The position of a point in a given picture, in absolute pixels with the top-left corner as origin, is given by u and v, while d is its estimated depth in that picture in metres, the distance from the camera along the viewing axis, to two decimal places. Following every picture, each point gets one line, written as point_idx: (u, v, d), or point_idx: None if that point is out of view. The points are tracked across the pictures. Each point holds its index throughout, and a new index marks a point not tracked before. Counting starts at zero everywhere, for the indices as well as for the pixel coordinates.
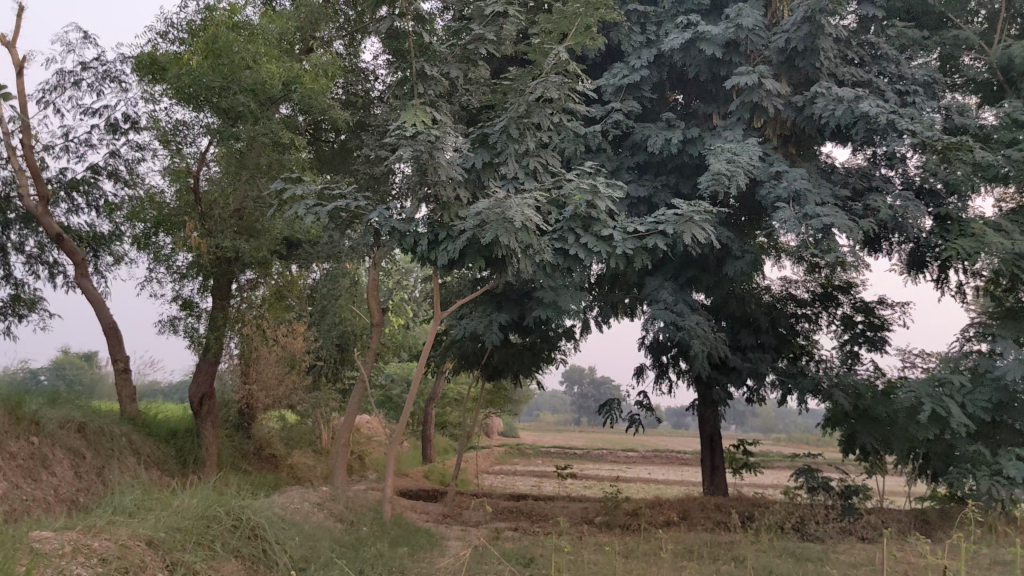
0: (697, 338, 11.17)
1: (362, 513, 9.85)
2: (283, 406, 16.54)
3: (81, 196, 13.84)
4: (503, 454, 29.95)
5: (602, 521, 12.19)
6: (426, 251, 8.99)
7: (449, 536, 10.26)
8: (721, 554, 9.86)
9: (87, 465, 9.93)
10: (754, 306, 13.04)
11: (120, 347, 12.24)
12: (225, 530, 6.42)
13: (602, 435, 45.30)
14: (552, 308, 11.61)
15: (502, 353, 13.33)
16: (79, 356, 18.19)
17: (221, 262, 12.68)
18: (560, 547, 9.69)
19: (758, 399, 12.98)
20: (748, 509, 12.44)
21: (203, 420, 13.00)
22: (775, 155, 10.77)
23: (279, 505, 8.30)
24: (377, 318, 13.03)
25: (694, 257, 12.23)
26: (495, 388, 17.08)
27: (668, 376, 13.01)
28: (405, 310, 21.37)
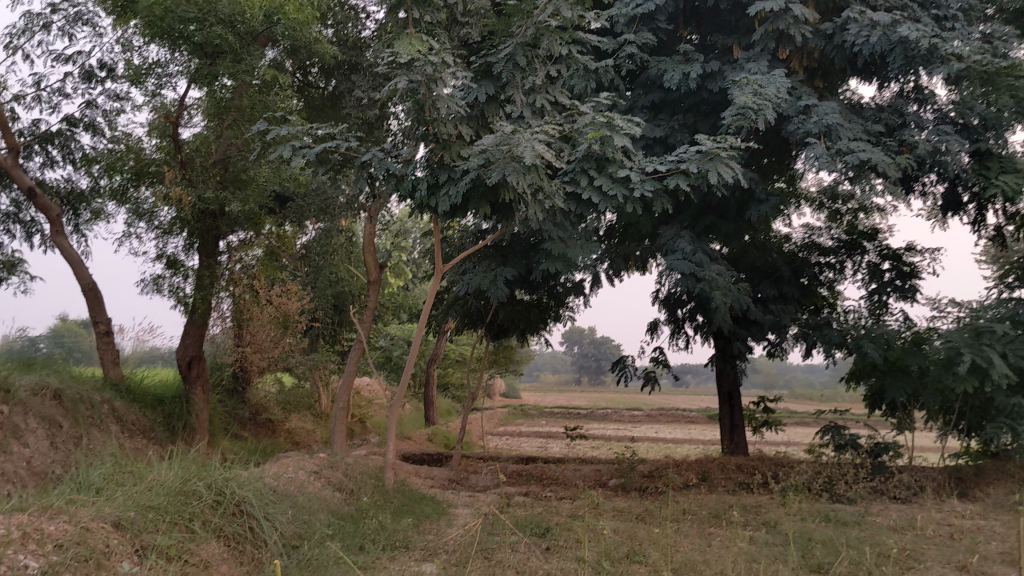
0: (719, 289, 10.40)
1: (362, 480, 9.13)
2: (279, 370, 15.83)
3: (57, 149, 13.02)
4: (506, 417, 29.28)
5: (617, 484, 11.50)
6: (426, 197, 8.17)
7: (456, 504, 9.56)
8: (749, 519, 9.17)
9: (64, 435, 9.20)
10: (774, 256, 12.26)
11: (101, 309, 11.48)
12: (206, 508, 5.70)
13: (605, 395, 44.75)
14: (561, 261, 10.85)
15: (507, 312, 12.49)
16: (75, 323, 17.51)
17: (207, 216, 11.90)
18: (578, 514, 8.99)
19: (780, 354, 12.23)
20: (772, 469, 11.73)
21: (193, 385, 12.27)
22: (803, 88, 9.98)
23: (271, 477, 7.57)
24: (374, 275, 12.24)
25: (712, 204, 11.42)
26: (500, 347, 16.37)
27: (684, 331, 12.24)
28: (404, 269, 20.61)
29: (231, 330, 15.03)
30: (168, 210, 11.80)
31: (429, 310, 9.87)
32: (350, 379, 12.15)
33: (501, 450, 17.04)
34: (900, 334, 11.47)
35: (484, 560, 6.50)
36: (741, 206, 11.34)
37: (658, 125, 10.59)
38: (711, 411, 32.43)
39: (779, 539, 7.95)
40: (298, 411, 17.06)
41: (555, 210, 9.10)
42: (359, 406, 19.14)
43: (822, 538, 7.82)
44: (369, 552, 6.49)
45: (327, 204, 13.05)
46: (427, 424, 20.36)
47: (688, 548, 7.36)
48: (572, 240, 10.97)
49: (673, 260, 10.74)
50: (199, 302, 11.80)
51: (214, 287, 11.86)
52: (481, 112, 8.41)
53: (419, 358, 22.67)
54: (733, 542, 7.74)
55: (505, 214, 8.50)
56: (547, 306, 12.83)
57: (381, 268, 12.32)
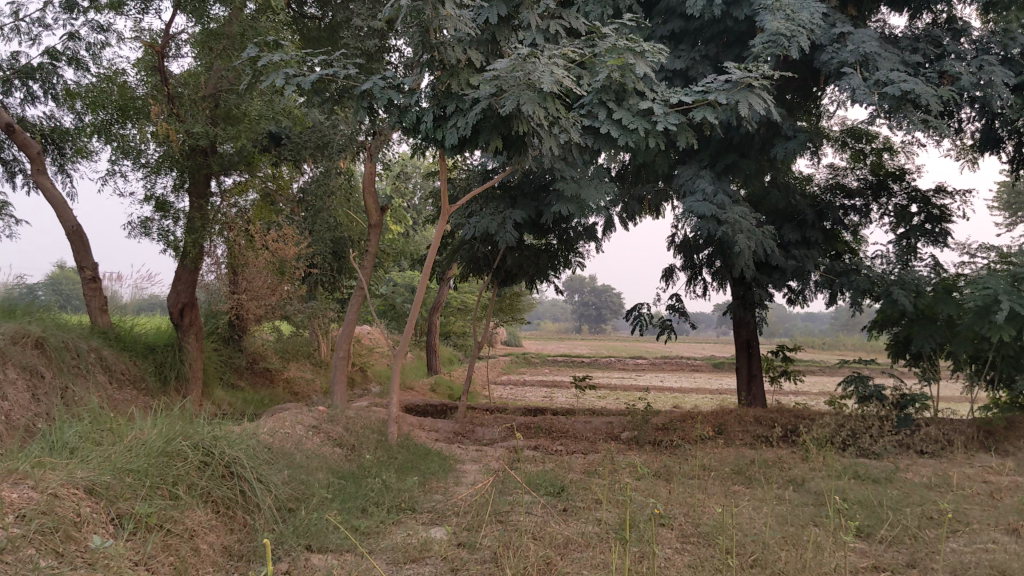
0: (742, 233, 9.79)
1: (363, 434, 8.58)
2: (276, 318, 15.26)
3: (39, 84, 12.31)
4: (509, 365, 28.81)
5: (631, 437, 10.97)
6: (431, 129, 7.48)
7: (464, 459, 9.03)
8: (774, 475, 8.65)
9: (46, 386, 8.64)
10: (797, 198, 11.62)
11: (86, 253, 10.85)
12: (192, 471, 5.15)
13: (608, 343, 44.29)
14: (574, 202, 10.23)
15: (516, 257, 11.87)
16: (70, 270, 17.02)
17: (197, 154, 11.22)
18: (593, 472, 8.46)
19: (801, 302, 11.64)
20: (793, 421, 11.21)
21: (186, 333, 11.69)
22: (837, 15, 9.29)
23: (266, 433, 7.01)
24: (375, 218, 11.59)
25: (733, 142, 10.77)
26: (506, 294, 15.77)
27: (701, 277, 11.64)
28: (405, 215, 19.97)
29: (226, 276, 14.44)
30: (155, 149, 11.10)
31: (434, 255, 9.22)
32: (351, 327, 11.56)
33: (506, 400, 16.54)
34: (929, 281, 10.89)
35: (498, 523, 5.96)
36: (765, 144, 10.70)
37: (678, 56, 9.93)
38: (717, 359, 31.94)
39: (810, 498, 7.42)
40: (296, 360, 16.52)
41: (568, 145, 8.46)
42: (360, 355, 18.60)
43: (858, 498, 7.27)
44: (372, 515, 5.94)
45: (324, 142, 12.37)
46: (430, 373, 19.83)
47: (715, 508, 6.82)
48: (585, 180, 10.33)
49: (693, 202, 10.11)
50: (190, 245, 11.18)
51: (206, 231, 11.22)
52: (491, 37, 7.74)
53: (421, 306, 22.12)
54: (762, 502, 7.20)
55: (517, 149, 7.85)
56: (557, 251, 12.21)
57: (382, 211, 11.68)
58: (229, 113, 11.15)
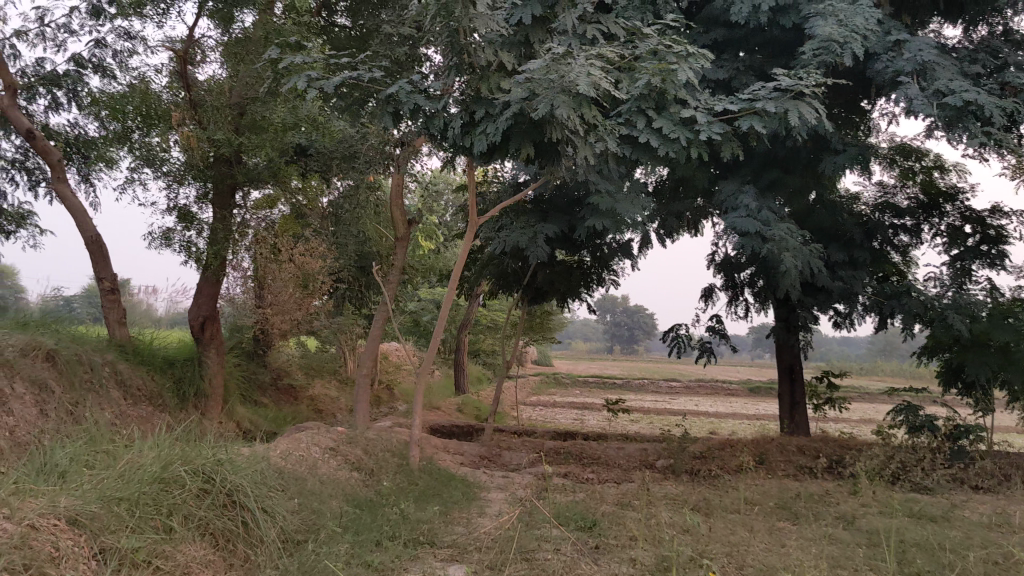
0: (788, 251, 9.27)
1: (383, 458, 8.13)
2: (301, 334, 14.88)
3: (63, 91, 12.06)
4: (539, 385, 28.23)
5: (666, 465, 10.42)
6: (459, 137, 7.03)
7: (489, 487, 8.54)
8: (821, 510, 8.07)
9: (55, 401, 8.28)
10: (845, 216, 11.06)
11: (105, 263, 10.52)
12: (190, 500, 4.71)
13: (639, 363, 43.59)
14: (609, 217, 9.76)
15: (548, 274, 11.40)
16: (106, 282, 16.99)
17: (221, 163, 10.89)
18: (626, 504, 7.93)
19: (848, 326, 11.06)
20: (839, 452, 10.60)
21: (206, 348, 11.32)
22: (891, 21, 8.78)
23: (277, 456, 6.58)
24: (402, 232, 11.17)
25: (779, 156, 10.26)
26: (537, 313, 15.29)
27: (742, 298, 11.09)
28: (435, 231, 19.58)
29: (250, 290, 14.10)
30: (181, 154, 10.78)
31: (461, 270, 8.75)
32: (376, 344, 11.12)
33: (536, 422, 16.04)
34: (986, 305, 10.27)
35: (524, 562, 5.47)
36: (812, 158, 10.19)
37: (722, 65, 9.47)
38: (751, 382, 31.19)
39: (863, 539, 6.85)
40: (321, 378, 16.11)
41: (604, 155, 8.01)
42: (386, 372, 18.19)
43: (916, 540, 6.69)
44: (387, 549, 5.48)
45: (349, 151, 12.01)
46: (458, 393, 19.37)
47: (760, 548, 6.28)
48: (622, 194, 9.86)
49: (737, 218, 9.61)
50: (212, 258, 10.81)
51: (228, 242, 10.85)
52: (525, 39, 7.31)
53: (450, 324, 21.70)
54: (810, 542, 6.64)
55: (550, 158, 7.40)
56: (591, 269, 11.72)
57: (409, 225, 11.25)
58: (254, 120, 10.82)
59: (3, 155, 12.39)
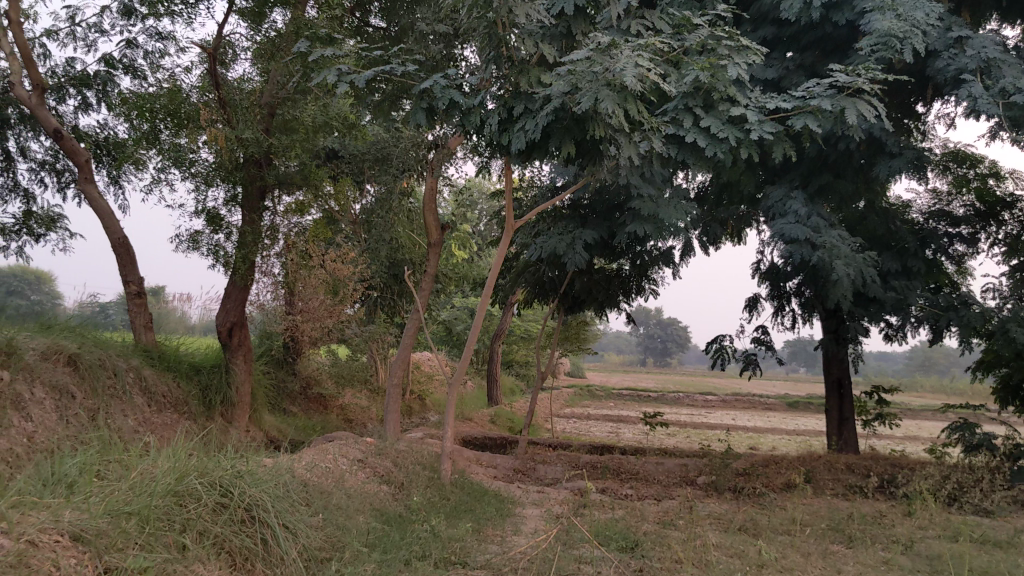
0: (840, 259, 8.83)
1: (414, 470, 7.78)
2: (331, 342, 14.61)
3: (93, 92, 11.95)
4: (572, 397, 27.81)
5: (707, 482, 9.98)
6: (497, 134, 6.69)
7: (524, 502, 8.16)
8: (876, 532, 7.60)
9: (76, 406, 8.04)
10: (898, 224, 10.58)
11: (132, 266, 10.31)
12: (206, 515, 4.39)
13: (674, 376, 42.97)
14: (651, 222, 9.38)
15: (585, 281, 11.03)
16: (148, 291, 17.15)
17: (251, 164, 10.65)
18: (669, 524, 7.51)
19: (901, 339, 10.57)
20: (890, 471, 10.10)
21: (234, 354, 11.05)
22: (953, 17, 8.35)
23: (302, 467, 6.26)
24: (435, 237, 10.84)
25: (828, 161, 9.82)
26: (572, 323, 14.89)
27: (789, 309, 10.65)
28: (469, 239, 19.29)
29: (280, 296, 13.86)
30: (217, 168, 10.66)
31: (496, 277, 8.38)
32: (407, 353, 10.76)
33: (570, 435, 15.63)
34: None
35: None
36: (865, 162, 9.74)
37: (770, 64, 9.09)
38: (789, 397, 30.54)
39: (925, 565, 6.38)
40: (352, 387, 15.83)
41: (648, 155, 7.63)
42: (418, 382, 17.88)
43: (984, 567, 6.21)
44: (416, 571, 5.10)
45: (382, 154, 11.72)
46: (490, 404, 19.00)
47: (817, 574, 5.84)
48: (664, 198, 9.48)
49: (785, 225, 9.19)
50: (241, 262, 10.55)
51: (257, 246, 10.59)
52: (567, 31, 6.96)
53: (483, 334, 21.36)
54: (868, 569, 6.18)
55: (592, 158, 7.03)
56: (630, 277, 11.32)
57: (443, 230, 10.92)
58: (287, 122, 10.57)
59: (32, 157, 12.27)
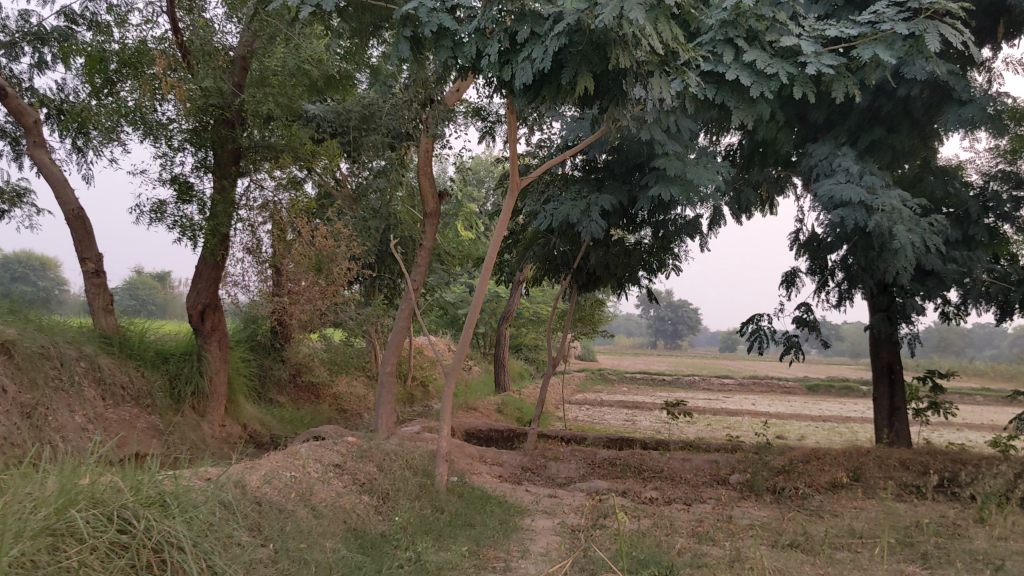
0: (901, 223, 7.58)
1: (401, 475, 6.58)
2: (322, 328, 13.42)
3: (51, 49, 10.69)
4: (583, 382, 26.56)
5: (741, 481, 8.77)
6: (497, 67, 5.46)
7: (533, 511, 6.96)
8: (954, 544, 6.36)
9: (5, 403, 6.84)
10: (957, 186, 9.31)
11: (88, 241, 9.10)
12: (92, 564, 3.20)
13: (687, 359, 41.65)
14: (677, 185, 8.14)
15: (602, 254, 9.79)
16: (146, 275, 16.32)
17: (221, 124, 9.42)
18: (705, 540, 6.28)
19: (959, 319, 9.33)
20: (950, 467, 8.86)
21: (207, 340, 9.81)
22: None
23: (256, 481, 5.07)
24: (431, 206, 9.58)
25: (881, 112, 8.61)
26: (583, 304, 13.63)
27: (833, 285, 9.41)
28: (474, 217, 18.02)
29: (265, 277, 12.65)
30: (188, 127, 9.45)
31: (498, 247, 7.09)
32: (401, 338, 9.47)
33: (584, 425, 14.43)
34: None
35: None
36: (924, 113, 8.51)
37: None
38: (809, 380, 29.29)
39: None
40: (346, 375, 14.64)
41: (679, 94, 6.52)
42: (419, 368, 16.70)
43: None
44: None
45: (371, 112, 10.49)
46: (497, 391, 17.80)
47: None
48: (693, 158, 8.23)
49: (834, 186, 7.94)
50: (210, 236, 9.34)
51: (229, 217, 9.35)
52: None
53: (489, 317, 20.15)
54: None
55: (612, 99, 5.81)
56: (651, 250, 10.06)
57: (439, 198, 9.68)
58: (263, 74, 9.35)
59: None
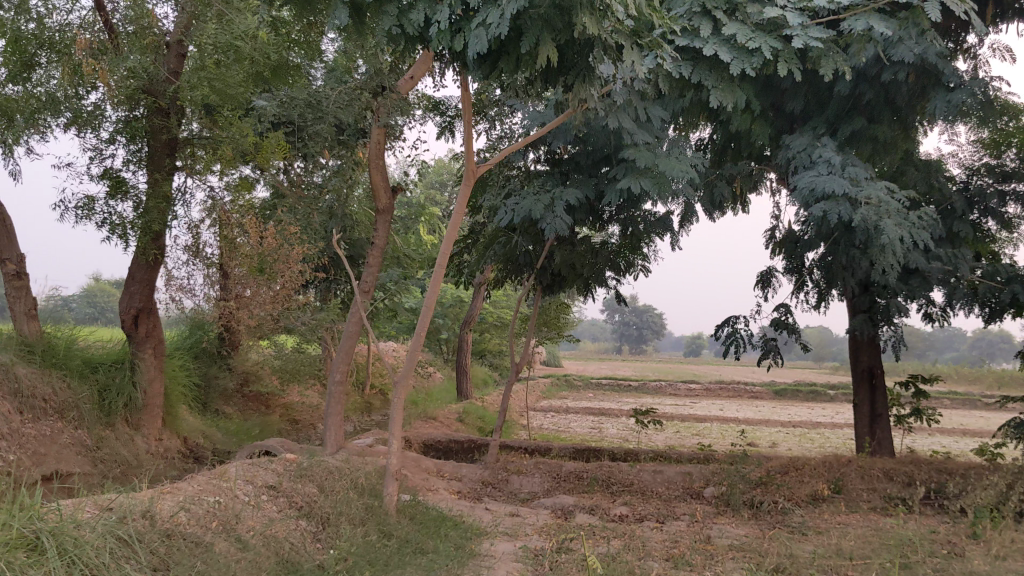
0: (887, 217, 7.07)
1: (345, 495, 5.90)
2: (273, 334, 12.69)
3: None
4: (548, 388, 25.97)
5: (716, 495, 8.19)
6: (447, 37, 4.85)
7: (493, 533, 6.32)
8: (951, 565, 5.82)
9: None
10: (940, 180, 8.83)
11: (8, 240, 8.31)
12: None
13: (652, 364, 41.24)
14: (648, 177, 7.58)
15: (566, 254, 9.21)
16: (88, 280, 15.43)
17: (156, 113, 8.72)
18: (682, 564, 5.66)
19: (942, 321, 8.86)
20: (936, 478, 8.35)
21: (141, 348, 9.07)
22: None
23: (168, 511, 4.40)
24: (384, 202, 8.92)
25: (862, 101, 8.14)
26: (548, 308, 13.02)
27: (812, 285, 8.91)
28: (435, 218, 17.35)
29: (211, 281, 11.90)
30: (120, 117, 8.72)
31: (452, 243, 6.47)
32: (352, 344, 8.78)
33: (549, 434, 13.81)
34: None
35: None
36: (908, 101, 8.02)
37: None
38: (777, 384, 28.93)
39: None
40: (298, 384, 13.90)
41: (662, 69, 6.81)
42: (377, 375, 16.01)
43: None
44: None
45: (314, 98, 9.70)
46: (459, 398, 17.14)
47: None
48: (664, 149, 7.68)
49: (816, 178, 7.41)
50: (143, 235, 8.60)
51: (164, 215, 8.63)
52: None
53: (452, 322, 19.49)
54: None
55: (578, 75, 5.22)
56: (618, 250, 9.50)
57: (393, 193, 9.04)
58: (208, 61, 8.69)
59: None
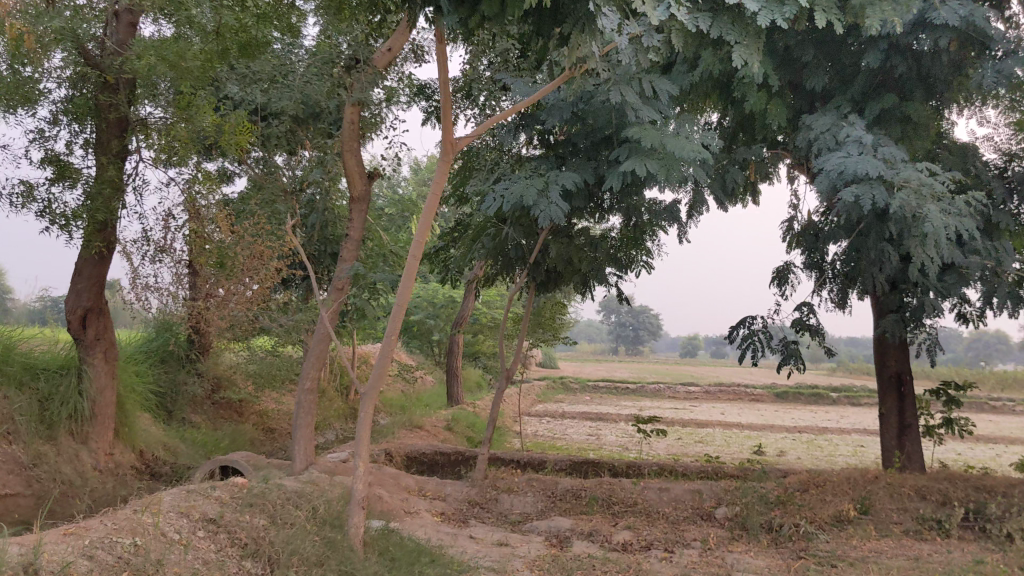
0: (928, 203, 6.24)
1: (302, 528, 4.99)
2: (247, 337, 11.80)
3: None
4: (544, 392, 25.10)
5: (730, 517, 7.32)
6: None
7: (478, 569, 5.42)
8: None
9: None
10: (976, 164, 7.97)
11: None
12: None
13: (649, 365, 40.37)
14: (655, 159, 6.72)
15: (562, 247, 8.37)
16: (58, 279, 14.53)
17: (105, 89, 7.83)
18: None
19: (978, 320, 8.04)
20: (975, 496, 7.46)
21: (90, 353, 8.17)
22: None
23: (61, 561, 3.49)
24: (359, 189, 8.11)
25: (892, 75, 7.30)
26: (544, 307, 12.14)
27: (835, 282, 8.09)
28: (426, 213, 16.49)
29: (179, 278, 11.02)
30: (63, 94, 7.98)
31: (430, 231, 5.59)
32: (321, 349, 7.87)
33: (543, 443, 12.92)
34: None
35: None
36: (944, 74, 7.17)
37: None
38: (779, 386, 28.08)
39: None
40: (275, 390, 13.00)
41: (673, 31, 6.03)
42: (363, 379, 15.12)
43: None
44: None
45: (283, 77, 8.81)
46: (450, 403, 16.26)
47: None
48: (673, 128, 6.82)
49: (844, 159, 6.56)
50: (89, 225, 7.69)
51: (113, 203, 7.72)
52: None
53: (445, 323, 18.62)
54: None
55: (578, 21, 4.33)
56: (619, 244, 8.66)
57: (369, 180, 8.24)
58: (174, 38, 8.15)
59: None
